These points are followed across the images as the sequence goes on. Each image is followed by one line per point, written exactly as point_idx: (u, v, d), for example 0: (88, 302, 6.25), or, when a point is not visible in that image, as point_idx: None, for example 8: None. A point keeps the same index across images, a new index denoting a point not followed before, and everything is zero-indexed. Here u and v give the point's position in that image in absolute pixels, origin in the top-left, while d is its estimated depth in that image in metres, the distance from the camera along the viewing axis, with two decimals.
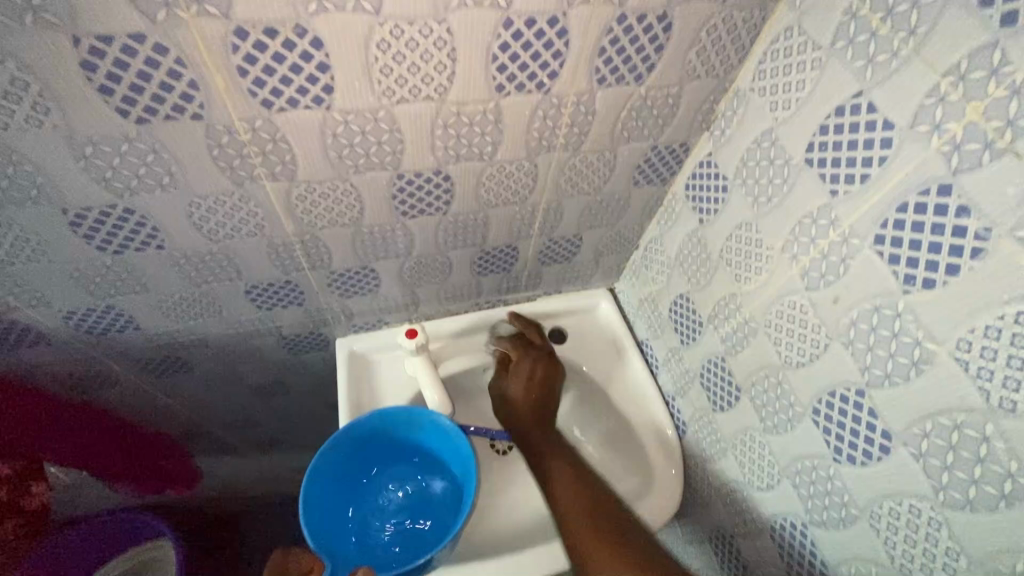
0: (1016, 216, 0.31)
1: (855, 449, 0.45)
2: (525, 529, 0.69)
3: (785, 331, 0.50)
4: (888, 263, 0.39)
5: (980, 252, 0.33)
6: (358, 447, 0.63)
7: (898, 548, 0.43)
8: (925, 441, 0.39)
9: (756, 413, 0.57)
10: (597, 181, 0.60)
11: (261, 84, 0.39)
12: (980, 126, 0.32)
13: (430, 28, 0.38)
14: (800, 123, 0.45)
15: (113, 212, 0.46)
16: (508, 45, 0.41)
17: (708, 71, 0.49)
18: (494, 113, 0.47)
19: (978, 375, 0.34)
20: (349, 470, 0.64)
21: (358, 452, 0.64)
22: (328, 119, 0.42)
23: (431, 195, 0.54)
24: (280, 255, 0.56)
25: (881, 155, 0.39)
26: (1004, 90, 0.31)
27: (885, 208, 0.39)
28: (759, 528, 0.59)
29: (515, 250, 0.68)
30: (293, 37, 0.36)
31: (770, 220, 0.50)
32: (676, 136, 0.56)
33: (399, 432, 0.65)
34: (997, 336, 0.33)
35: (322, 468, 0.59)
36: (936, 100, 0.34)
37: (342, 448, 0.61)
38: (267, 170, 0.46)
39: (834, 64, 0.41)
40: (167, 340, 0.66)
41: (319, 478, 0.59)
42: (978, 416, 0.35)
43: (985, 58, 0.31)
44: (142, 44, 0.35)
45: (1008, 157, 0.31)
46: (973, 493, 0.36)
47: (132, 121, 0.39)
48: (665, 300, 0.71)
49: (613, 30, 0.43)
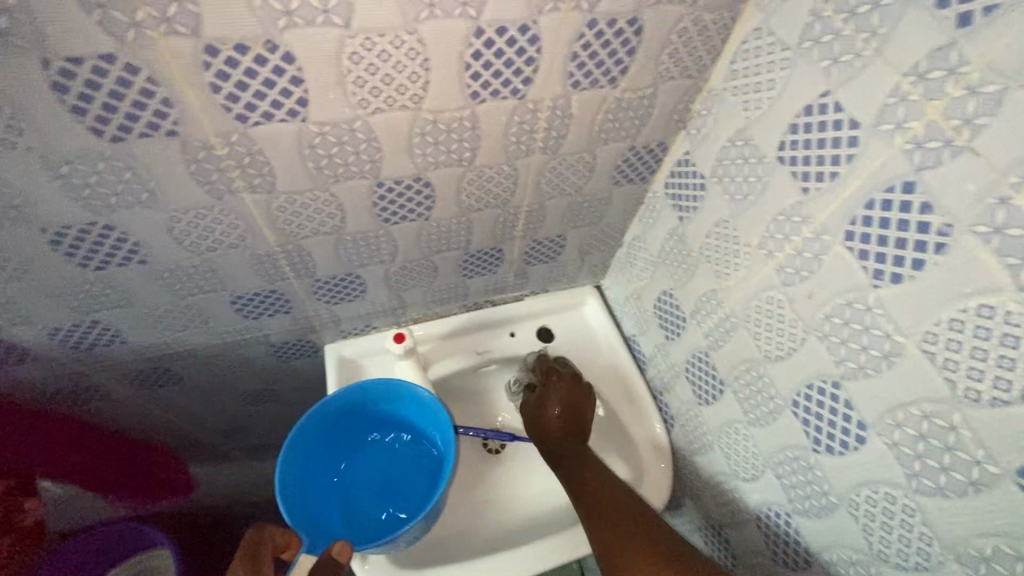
0: (976, 212, 0.32)
1: (833, 440, 0.46)
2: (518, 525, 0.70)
3: (764, 325, 0.51)
4: (859, 259, 0.40)
5: (944, 247, 0.34)
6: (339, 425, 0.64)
7: (874, 534, 0.44)
8: (897, 430, 0.40)
9: (739, 406, 0.58)
10: (577, 182, 0.60)
11: (235, 99, 0.39)
12: (940, 124, 0.33)
13: (401, 38, 0.39)
14: (771, 122, 0.46)
15: (93, 229, 0.46)
16: (480, 53, 0.41)
17: (682, 72, 0.50)
18: (471, 120, 0.47)
19: (945, 367, 0.35)
20: (328, 451, 0.65)
21: (335, 430, 0.65)
22: (304, 131, 0.43)
23: (413, 201, 0.54)
24: (264, 266, 0.56)
25: (848, 153, 0.39)
26: (961, 90, 0.31)
27: (854, 204, 0.40)
28: (746, 518, 0.61)
29: (500, 252, 0.69)
30: (264, 52, 0.36)
31: (748, 216, 0.51)
32: (654, 136, 0.57)
33: (378, 407, 0.67)
34: (961, 329, 0.34)
35: (300, 443, 0.60)
36: (897, 99, 0.35)
37: (322, 422, 0.62)
38: (246, 183, 0.46)
39: (802, 64, 0.42)
40: (154, 352, 0.65)
41: (297, 453, 0.60)
42: (946, 407, 0.36)
43: (943, 58, 0.32)
44: (113, 65, 0.35)
45: (968, 155, 0.32)
46: (944, 481, 0.37)
47: (107, 140, 0.39)
48: (650, 296, 0.72)
49: (584, 35, 0.43)
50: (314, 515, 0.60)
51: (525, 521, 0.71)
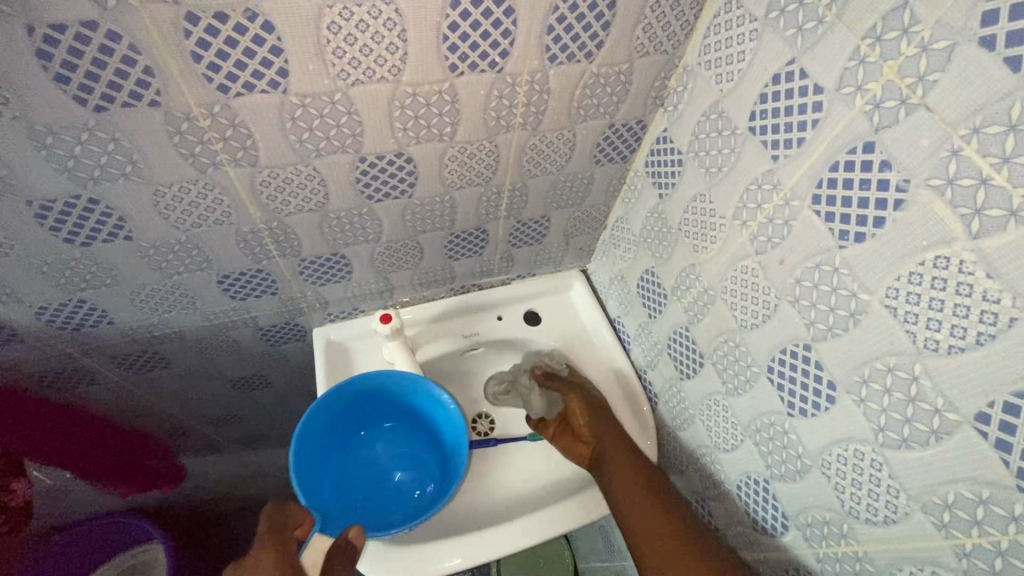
0: (930, 165, 0.33)
1: (806, 402, 0.47)
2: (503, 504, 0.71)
3: (740, 295, 0.53)
4: (825, 221, 0.42)
5: (902, 202, 0.35)
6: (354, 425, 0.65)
7: (846, 492, 0.45)
8: (864, 386, 0.41)
9: (719, 376, 0.59)
10: (559, 160, 0.61)
11: (216, 69, 0.40)
12: (896, 83, 0.34)
13: (378, 9, 0.39)
14: (741, 94, 0.47)
15: (78, 202, 0.47)
16: (457, 24, 0.42)
17: (656, 47, 0.51)
18: (450, 94, 0.48)
19: (906, 320, 0.37)
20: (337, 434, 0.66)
21: (348, 413, 0.66)
22: (285, 102, 0.44)
23: (395, 178, 0.55)
24: (249, 244, 0.57)
25: (813, 119, 0.41)
26: (914, 48, 0.33)
27: (820, 168, 0.41)
28: (727, 488, 0.62)
29: (485, 233, 0.70)
30: (243, 21, 0.37)
31: (723, 188, 0.52)
32: (632, 114, 0.58)
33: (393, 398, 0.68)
34: (919, 282, 0.35)
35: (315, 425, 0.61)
36: (857, 62, 0.36)
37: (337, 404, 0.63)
38: (229, 156, 0.47)
39: (769, 34, 0.43)
40: (142, 334, 0.66)
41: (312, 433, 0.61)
42: (908, 359, 0.37)
43: (897, 19, 0.33)
44: (95, 31, 0.36)
45: (921, 111, 0.33)
46: (907, 432, 0.38)
47: (91, 110, 0.40)
48: (633, 276, 0.73)
49: (558, 8, 0.44)
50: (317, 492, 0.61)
51: (510, 499, 0.72)
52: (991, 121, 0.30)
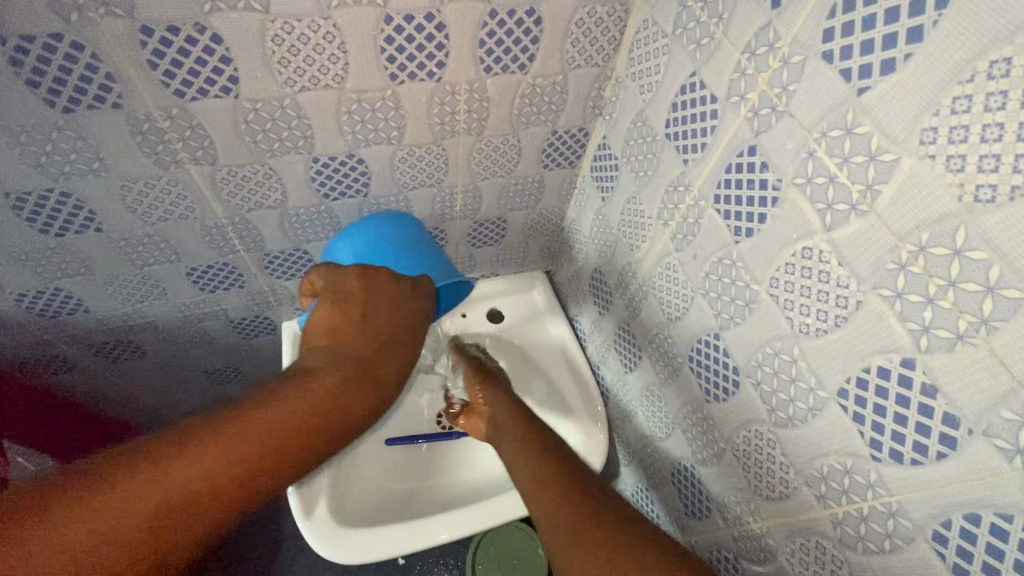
0: (795, 166, 0.37)
1: (718, 388, 0.51)
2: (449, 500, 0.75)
3: (666, 290, 0.56)
4: (724, 218, 0.45)
5: (777, 200, 0.39)
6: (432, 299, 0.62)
7: (751, 471, 0.48)
8: (760, 370, 0.45)
9: (653, 368, 0.62)
10: (507, 164, 0.65)
11: (171, 76, 0.44)
12: (768, 93, 0.38)
13: (317, 24, 0.44)
14: (660, 102, 0.51)
15: (51, 195, 0.51)
16: (392, 38, 0.47)
17: (587, 60, 0.55)
18: (393, 101, 0.52)
19: (785, 307, 0.40)
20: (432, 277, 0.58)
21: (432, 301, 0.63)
22: (238, 107, 0.48)
23: (349, 178, 0.59)
24: (214, 238, 0.61)
25: (711, 125, 0.45)
26: (778, 62, 0.37)
27: (719, 169, 0.45)
28: (665, 476, 0.65)
29: (443, 232, 0.74)
30: (193, 33, 0.42)
31: (649, 189, 0.56)
32: (573, 122, 0.62)
33: None
34: (793, 271, 0.39)
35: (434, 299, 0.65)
36: (740, 74, 0.41)
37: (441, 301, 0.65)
38: (189, 155, 0.51)
39: (676, 48, 0.47)
40: (117, 323, 0.70)
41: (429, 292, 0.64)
42: (789, 342, 0.41)
43: (765, 36, 0.38)
44: (60, 42, 0.40)
45: (786, 118, 0.37)
46: (792, 411, 0.42)
47: (60, 111, 0.45)
48: (586, 276, 0.77)
49: (486, 24, 0.48)
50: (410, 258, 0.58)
51: (451, 497, 0.76)
52: (833, 125, 0.34)
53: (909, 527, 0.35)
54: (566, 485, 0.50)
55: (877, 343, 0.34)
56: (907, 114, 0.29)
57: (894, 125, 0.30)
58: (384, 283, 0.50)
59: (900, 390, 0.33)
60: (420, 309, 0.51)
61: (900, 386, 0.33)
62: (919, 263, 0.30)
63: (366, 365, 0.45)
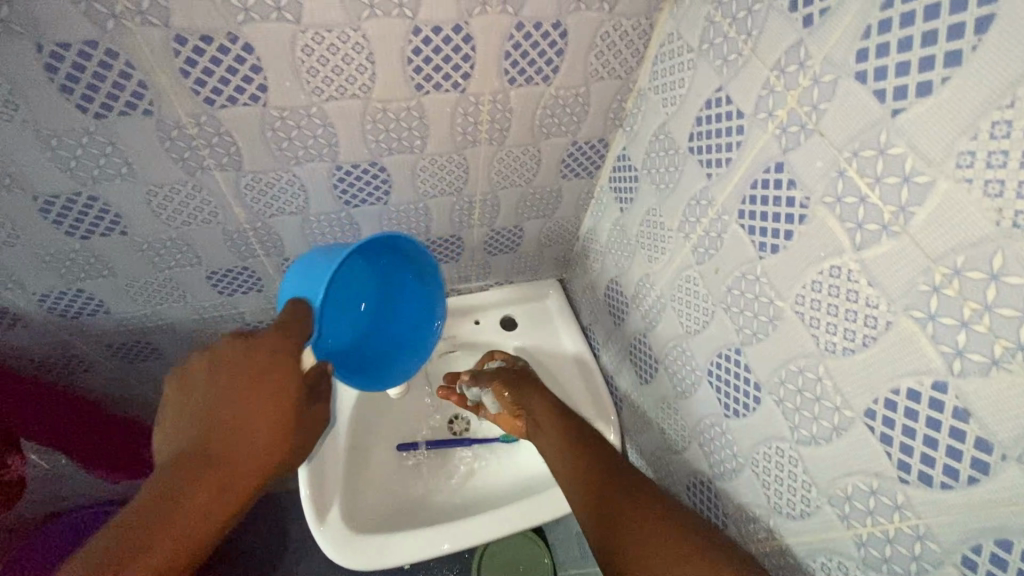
0: (824, 185, 0.37)
1: (738, 403, 0.50)
2: (456, 509, 0.75)
3: (685, 303, 0.56)
4: (748, 234, 0.45)
5: (805, 217, 0.39)
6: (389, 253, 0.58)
7: (771, 487, 0.48)
8: (782, 387, 0.44)
9: (670, 381, 0.62)
10: (526, 173, 0.66)
11: (202, 84, 0.45)
12: (797, 111, 0.38)
13: (347, 34, 0.44)
14: (683, 116, 0.51)
15: (78, 199, 0.52)
16: (420, 49, 0.47)
17: (610, 72, 0.55)
18: (418, 110, 0.53)
19: (811, 324, 0.40)
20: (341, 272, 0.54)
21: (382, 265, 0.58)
22: (266, 115, 0.49)
23: (371, 186, 0.60)
24: (236, 243, 0.62)
25: (737, 141, 0.45)
26: (809, 80, 0.37)
27: (744, 185, 0.45)
28: (680, 489, 0.65)
29: (460, 240, 0.74)
30: (226, 43, 0.42)
31: (670, 202, 0.56)
32: (593, 133, 0.63)
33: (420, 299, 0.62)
34: (819, 290, 0.39)
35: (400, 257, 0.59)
36: (768, 91, 0.41)
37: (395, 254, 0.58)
38: (216, 161, 0.52)
39: (702, 63, 0.47)
40: (136, 324, 0.71)
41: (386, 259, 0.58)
42: (814, 359, 0.41)
43: (796, 54, 0.38)
44: (96, 50, 0.41)
45: (816, 136, 0.37)
46: (816, 429, 0.42)
47: (92, 117, 0.45)
48: (601, 286, 0.77)
49: (513, 36, 0.49)
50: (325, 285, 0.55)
51: (462, 504, 0.76)
52: (866, 146, 0.34)
53: (937, 551, 0.35)
54: (611, 499, 0.53)
55: (907, 364, 0.34)
56: (943, 137, 0.29)
57: (929, 147, 0.30)
58: (236, 354, 0.46)
59: (930, 413, 0.33)
60: (279, 361, 0.46)
61: (930, 408, 0.33)
62: (953, 286, 0.30)
63: (219, 469, 0.43)
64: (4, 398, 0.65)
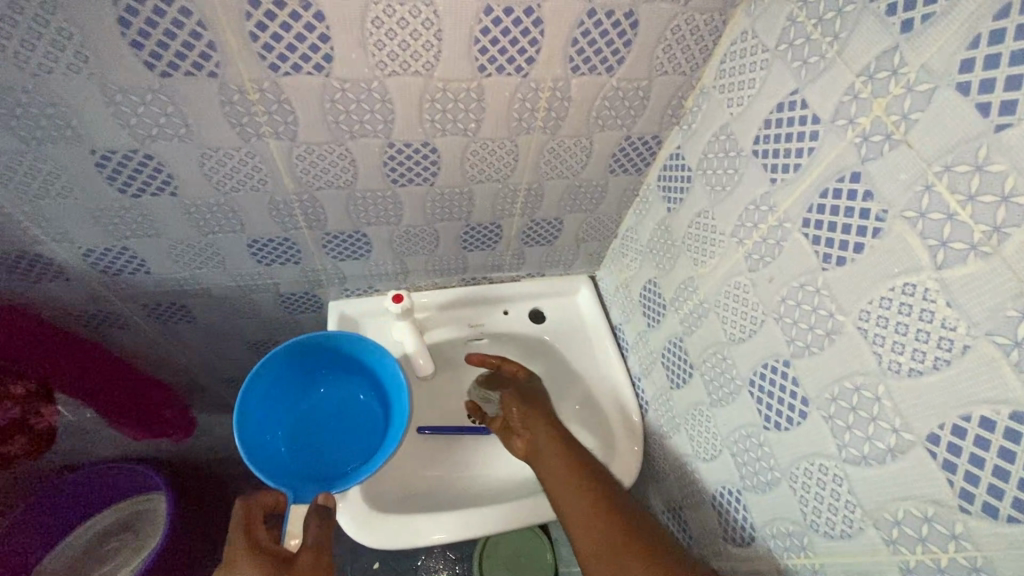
0: (906, 199, 0.36)
1: (781, 417, 0.49)
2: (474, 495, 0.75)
3: (731, 310, 0.55)
4: (812, 244, 0.44)
5: (880, 230, 0.38)
6: (311, 361, 0.69)
7: (809, 504, 0.47)
8: (834, 404, 0.43)
9: (705, 388, 0.61)
10: (575, 165, 0.65)
11: (269, 49, 0.44)
12: (883, 119, 0.37)
13: (419, 9, 0.44)
14: (749, 118, 0.50)
15: (134, 156, 0.52)
16: (488, 29, 0.46)
17: (674, 68, 0.54)
18: (477, 92, 0.52)
19: (875, 342, 0.39)
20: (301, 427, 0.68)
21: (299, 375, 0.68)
22: (327, 85, 0.48)
23: (419, 165, 0.59)
24: (280, 212, 0.62)
25: (809, 147, 0.43)
26: (902, 88, 0.35)
27: (812, 193, 0.44)
28: (703, 497, 0.64)
29: (499, 228, 0.73)
30: (298, 9, 0.42)
31: (724, 206, 0.54)
32: (648, 129, 0.61)
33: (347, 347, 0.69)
34: (889, 307, 0.38)
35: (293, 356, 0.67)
36: (851, 97, 0.39)
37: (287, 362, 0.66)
38: (272, 128, 0.51)
39: (777, 64, 0.46)
40: (173, 286, 0.71)
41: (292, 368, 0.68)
42: (873, 379, 0.39)
43: (888, 60, 0.36)
44: (170, 7, 0.41)
45: (902, 147, 0.36)
46: (868, 449, 0.41)
47: (158, 74, 0.45)
48: (637, 285, 0.76)
49: (583, 23, 0.48)
50: (319, 439, 0.68)
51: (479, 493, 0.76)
52: (960, 160, 0.32)
53: None
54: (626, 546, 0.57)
55: (984, 391, 0.32)
56: None
57: None
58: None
59: (1005, 444, 0.31)
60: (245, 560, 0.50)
61: (1005, 439, 0.31)
62: None
63: None
64: (42, 347, 0.66)
